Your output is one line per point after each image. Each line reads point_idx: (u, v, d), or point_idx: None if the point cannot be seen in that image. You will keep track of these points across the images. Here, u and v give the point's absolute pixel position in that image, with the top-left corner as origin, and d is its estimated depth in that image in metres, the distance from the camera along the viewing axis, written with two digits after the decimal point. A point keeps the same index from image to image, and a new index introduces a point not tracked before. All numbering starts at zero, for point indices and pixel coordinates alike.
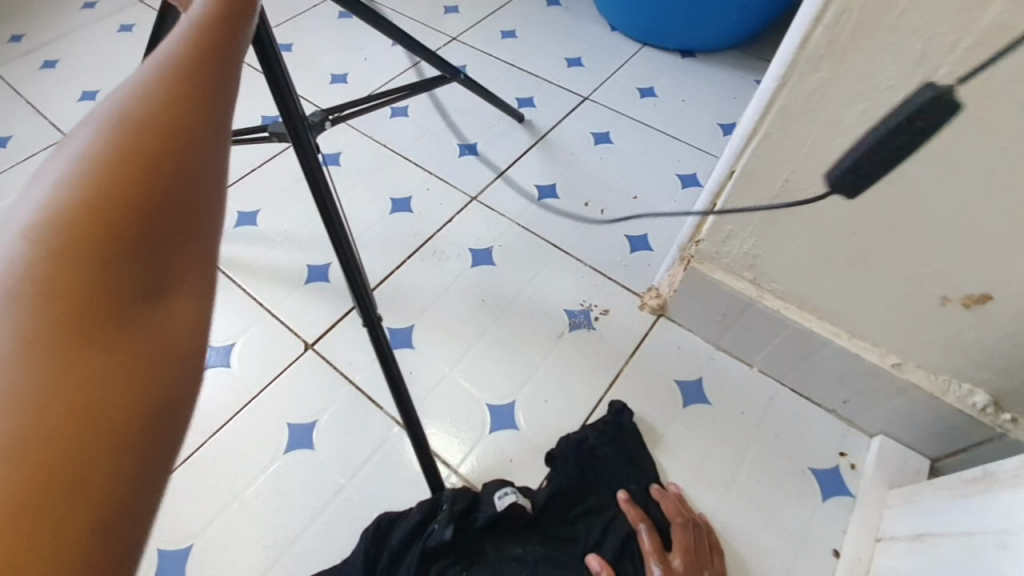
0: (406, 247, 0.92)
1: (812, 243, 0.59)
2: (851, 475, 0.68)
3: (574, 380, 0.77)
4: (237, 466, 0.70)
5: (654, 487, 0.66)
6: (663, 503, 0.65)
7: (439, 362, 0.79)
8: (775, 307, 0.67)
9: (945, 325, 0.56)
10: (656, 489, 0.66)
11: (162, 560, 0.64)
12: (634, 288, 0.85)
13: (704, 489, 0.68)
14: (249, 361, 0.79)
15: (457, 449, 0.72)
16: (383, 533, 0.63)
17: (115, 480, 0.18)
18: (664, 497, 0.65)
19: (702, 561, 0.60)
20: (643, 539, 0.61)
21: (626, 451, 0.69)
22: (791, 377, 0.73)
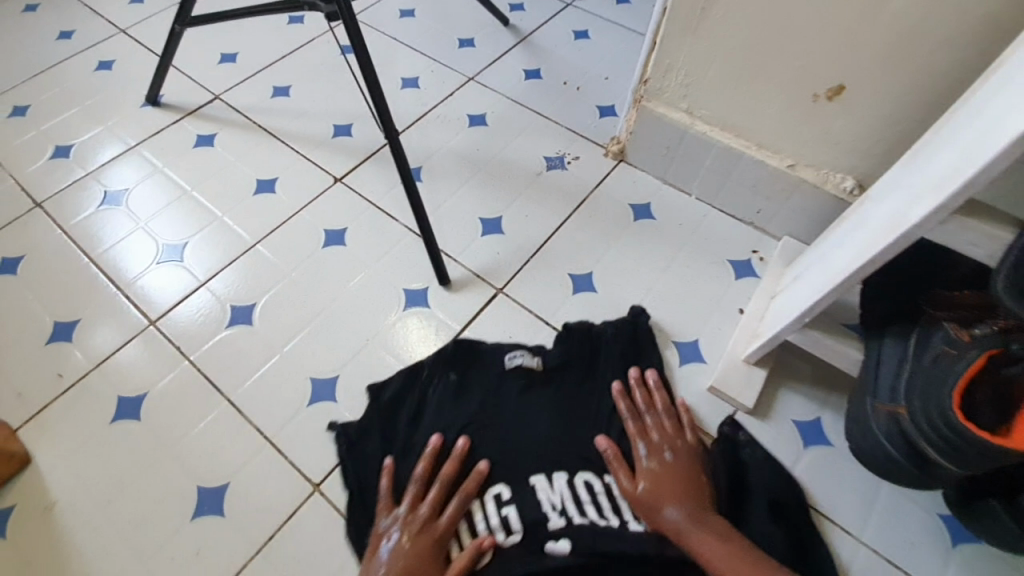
0: (415, 113, 1.10)
1: (724, 65, 0.78)
2: (760, 264, 0.89)
3: (550, 203, 0.96)
4: (285, 257, 0.91)
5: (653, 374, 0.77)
6: (645, 390, 0.76)
7: (442, 190, 0.98)
8: (704, 131, 0.87)
9: (818, 120, 0.76)
10: (634, 373, 0.77)
11: (233, 313, 0.85)
12: (601, 142, 1.05)
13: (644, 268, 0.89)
14: (289, 190, 0.99)
15: (456, 247, 0.91)
16: (389, 411, 0.75)
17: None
18: (645, 385, 0.76)
19: (685, 435, 0.71)
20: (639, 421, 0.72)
21: (625, 348, 0.80)
22: (719, 197, 0.93)
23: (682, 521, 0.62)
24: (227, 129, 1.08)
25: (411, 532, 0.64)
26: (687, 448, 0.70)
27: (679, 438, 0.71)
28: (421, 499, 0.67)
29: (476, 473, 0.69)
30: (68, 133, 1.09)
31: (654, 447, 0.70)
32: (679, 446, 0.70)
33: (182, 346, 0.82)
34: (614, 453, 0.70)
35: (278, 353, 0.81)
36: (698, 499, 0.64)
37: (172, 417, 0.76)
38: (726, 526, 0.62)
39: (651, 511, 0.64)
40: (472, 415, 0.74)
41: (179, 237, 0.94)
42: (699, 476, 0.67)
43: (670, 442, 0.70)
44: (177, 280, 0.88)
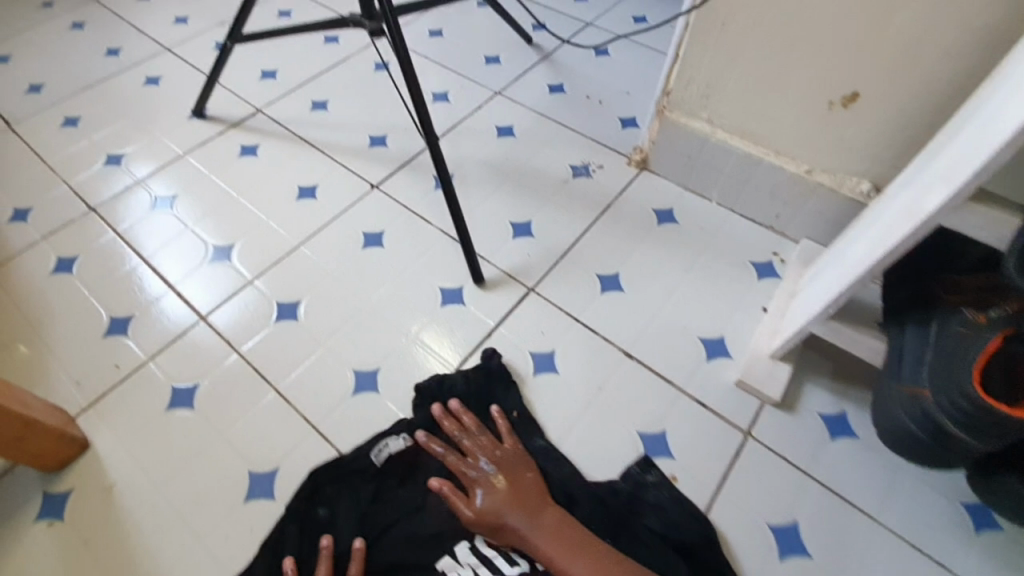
0: (445, 126, 1.16)
1: (744, 76, 0.83)
2: (780, 265, 0.92)
3: (576, 208, 1.01)
4: (325, 258, 0.95)
5: (437, 408, 0.77)
6: (454, 419, 0.76)
7: (474, 197, 1.03)
8: (724, 139, 0.92)
9: (834, 126, 0.80)
10: (438, 409, 0.77)
11: (279, 309, 0.90)
12: (624, 151, 1.10)
13: (669, 267, 0.92)
14: (329, 196, 1.04)
15: (488, 248, 0.95)
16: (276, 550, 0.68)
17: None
18: (452, 413, 0.77)
19: (496, 450, 0.73)
20: (447, 456, 0.73)
21: (504, 403, 0.79)
22: (739, 203, 0.98)
23: (545, 545, 0.65)
24: (269, 140, 1.14)
25: None
26: (506, 461, 0.72)
27: (495, 455, 0.72)
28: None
29: (354, 551, 0.67)
30: (120, 144, 1.15)
31: (478, 472, 0.71)
32: (497, 459, 0.72)
33: (230, 339, 0.86)
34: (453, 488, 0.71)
35: (322, 347, 0.85)
36: (537, 515, 0.67)
37: (223, 405, 0.80)
38: (590, 540, 0.66)
39: (504, 535, 0.67)
40: (341, 516, 0.70)
41: (225, 239, 0.99)
42: (533, 483, 0.70)
43: (478, 474, 0.71)
44: (223, 280, 0.93)
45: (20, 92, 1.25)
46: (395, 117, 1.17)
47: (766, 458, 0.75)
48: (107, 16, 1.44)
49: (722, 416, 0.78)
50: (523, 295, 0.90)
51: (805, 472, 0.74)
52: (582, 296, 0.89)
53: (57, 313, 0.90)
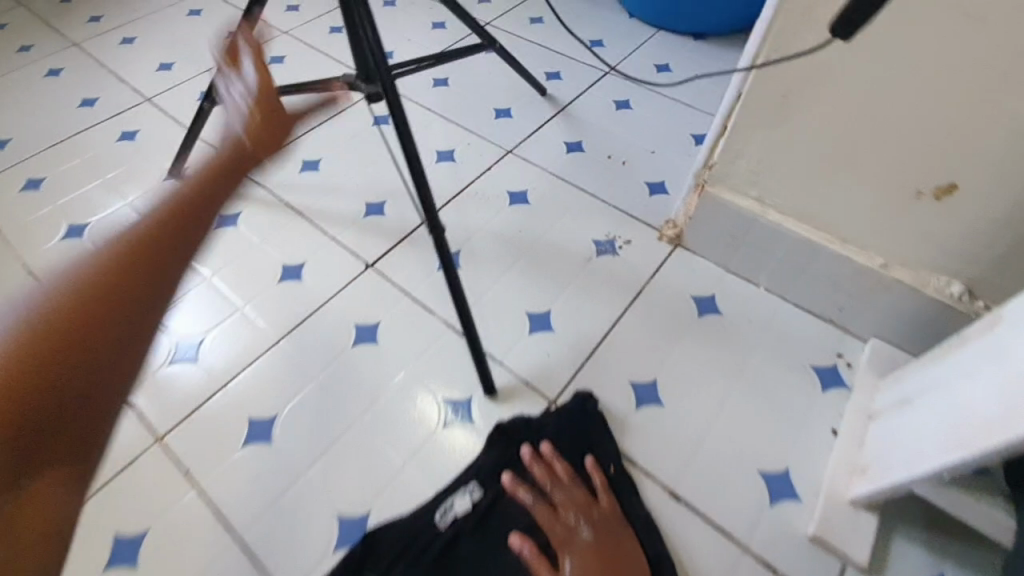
0: (450, 191, 1.03)
1: (808, 155, 0.69)
2: (847, 371, 0.78)
3: (601, 295, 0.87)
4: (310, 357, 0.81)
5: (527, 451, 0.69)
6: (545, 465, 0.69)
7: (485, 279, 0.90)
8: (778, 222, 0.78)
9: (920, 219, 0.66)
10: (528, 451, 0.69)
11: (251, 426, 0.75)
12: (654, 223, 0.96)
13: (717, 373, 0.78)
14: (317, 277, 0.91)
15: (501, 346, 0.81)
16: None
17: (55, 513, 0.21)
18: (544, 459, 0.69)
19: (590, 511, 0.65)
20: (536, 508, 0.66)
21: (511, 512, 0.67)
22: (794, 291, 0.83)
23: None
24: (251, 207, 1.01)
25: None
26: (602, 525, 0.64)
27: (589, 517, 0.64)
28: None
29: None
30: (85, 210, 1.02)
31: (572, 530, 0.64)
32: (594, 519, 0.64)
33: (192, 468, 0.71)
34: (536, 548, 0.63)
35: (302, 478, 0.71)
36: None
37: (180, 559, 0.65)
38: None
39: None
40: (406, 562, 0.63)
41: (195, 331, 0.85)
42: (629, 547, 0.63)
43: (573, 531, 0.64)
44: (187, 385, 0.79)
45: None
46: (395, 181, 1.05)
47: None
48: (84, 62, 1.33)
49: None
50: (542, 410, 0.75)
51: None
52: (614, 411, 0.75)
53: None
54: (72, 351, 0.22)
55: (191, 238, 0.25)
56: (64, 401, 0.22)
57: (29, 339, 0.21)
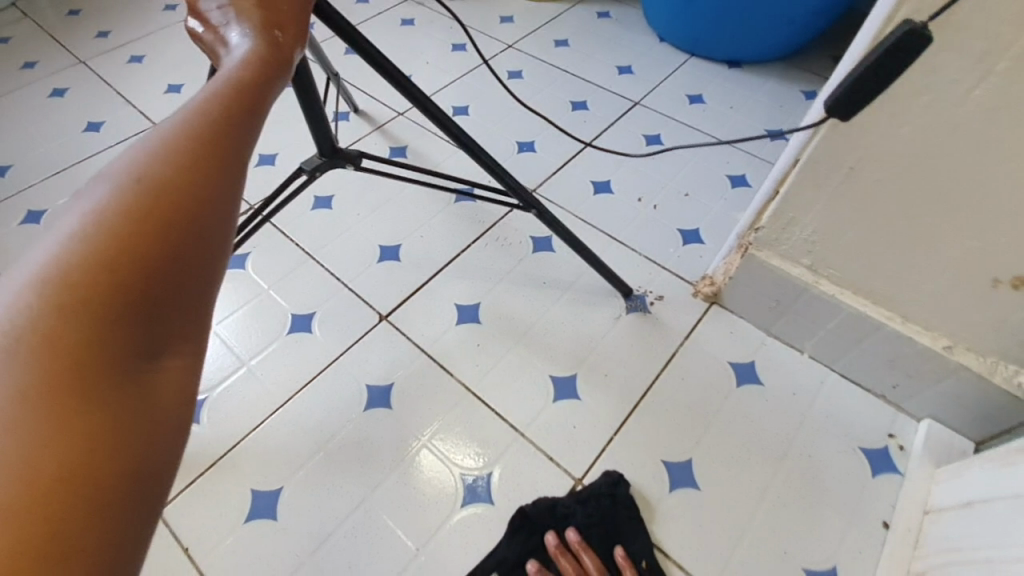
0: (469, 234, 0.97)
1: (871, 231, 0.64)
2: (900, 455, 0.72)
3: (630, 358, 0.81)
4: (318, 420, 0.76)
5: (553, 539, 0.65)
6: (573, 557, 0.64)
7: (505, 336, 0.84)
8: (831, 292, 0.72)
9: (993, 306, 0.60)
10: (554, 539, 0.65)
11: (254, 501, 0.70)
12: (688, 277, 0.90)
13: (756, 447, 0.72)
14: (329, 329, 0.85)
15: (523, 414, 0.76)
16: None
17: (144, 518, 0.21)
18: (570, 548, 0.65)
19: None
20: None
21: None
22: (842, 362, 0.77)
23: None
24: (262, 247, 0.96)
25: None
26: None
27: None
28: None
29: None
30: None
31: None
32: None
33: (191, 548, 0.67)
34: None
35: (309, 561, 0.66)
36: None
37: None
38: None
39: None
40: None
41: (197, 389, 0.80)
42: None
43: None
44: (189, 448, 0.74)
45: None
46: (412, 222, 0.99)
47: None
48: (94, 81, 1.29)
49: None
50: (568, 491, 0.70)
51: None
52: (646, 494, 0.69)
53: None
54: (139, 293, 0.23)
55: (237, 141, 0.28)
56: (141, 379, 0.22)
57: (99, 277, 0.22)
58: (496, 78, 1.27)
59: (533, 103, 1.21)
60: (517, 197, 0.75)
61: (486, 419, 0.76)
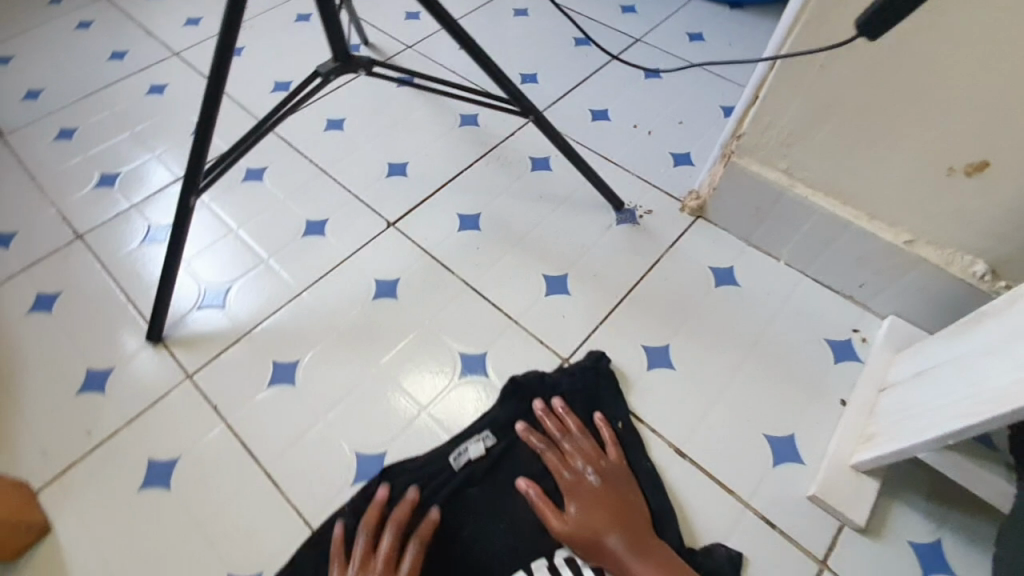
0: (472, 154, 1.03)
1: (840, 130, 0.69)
2: (862, 346, 0.79)
3: (619, 262, 0.88)
4: (331, 309, 0.84)
5: (539, 404, 0.72)
6: (557, 419, 0.71)
7: (503, 242, 0.91)
8: (805, 194, 0.77)
9: (949, 197, 0.66)
10: (541, 404, 0.72)
11: (275, 370, 0.78)
12: (676, 194, 0.96)
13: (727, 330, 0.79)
14: (340, 233, 0.92)
15: (518, 307, 0.83)
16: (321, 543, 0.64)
17: None
18: (555, 412, 0.72)
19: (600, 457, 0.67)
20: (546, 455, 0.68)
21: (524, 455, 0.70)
22: (814, 265, 0.83)
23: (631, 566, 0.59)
24: (278, 163, 1.03)
25: None
26: (607, 470, 0.66)
27: (597, 461, 0.67)
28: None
29: (425, 525, 0.64)
30: (115, 160, 1.05)
31: (578, 473, 0.66)
32: (603, 467, 0.66)
33: (219, 406, 0.75)
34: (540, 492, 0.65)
35: (323, 419, 0.74)
36: (636, 531, 0.61)
37: (206, 488, 0.68)
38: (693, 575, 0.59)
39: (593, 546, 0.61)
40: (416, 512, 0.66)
41: (221, 281, 0.88)
42: (631, 501, 0.64)
43: (578, 480, 0.65)
44: (216, 329, 0.82)
45: (13, 98, 1.15)
46: (419, 143, 1.05)
47: None
48: (114, 13, 1.34)
49: (794, 538, 0.65)
50: (555, 368, 0.77)
51: None
52: (627, 373, 0.76)
53: (29, 362, 0.79)
54: None
55: None
56: None
57: None
58: (502, 15, 1.31)
59: (537, 39, 1.25)
60: (516, 104, 0.80)
61: (484, 311, 0.83)
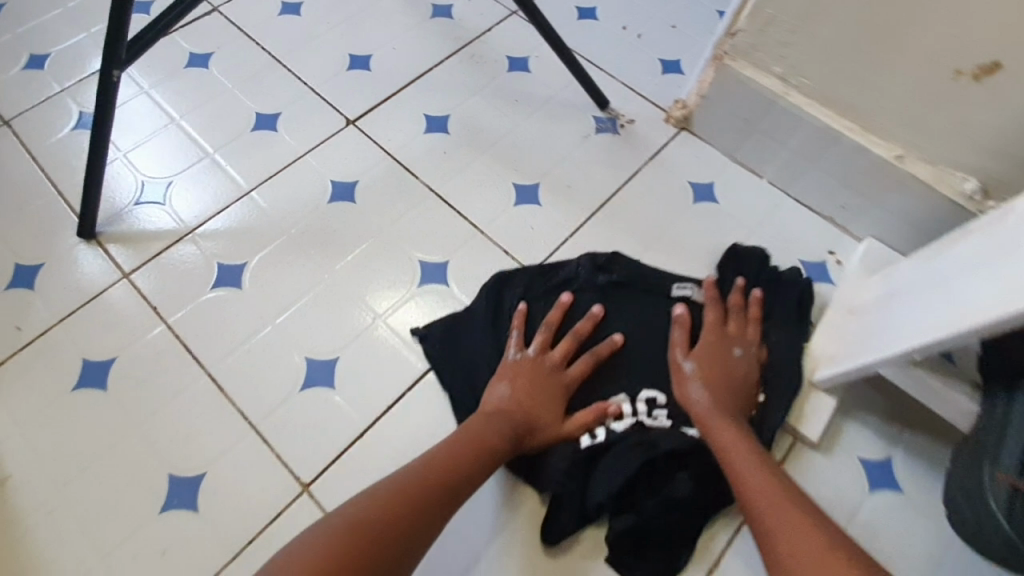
0: (443, 49, 0.93)
1: (844, 25, 0.62)
2: (836, 269, 0.76)
3: (594, 174, 0.82)
4: (282, 210, 0.78)
5: (595, 308, 0.69)
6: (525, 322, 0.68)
7: (472, 147, 0.84)
8: (797, 103, 0.71)
9: (953, 104, 0.61)
10: (565, 300, 0.69)
11: (220, 271, 0.73)
12: (661, 104, 0.88)
13: (761, 383, 0.66)
14: (295, 129, 0.84)
15: (484, 216, 0.78)
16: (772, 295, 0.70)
17: None
18: (557, 317, 0.68)
19: (551, 378, 0.65)
20: (539, 334, 0.67)
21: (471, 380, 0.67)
22: (798, 185, 0.79)
23: (453, 460, 0.57)
24: (225, 50, 0.92)
25: (505, 408, 0.62)
26: (547, 406, 0.63)
27: (541, 379, 0.64)
28: (573, 366, 0.66)
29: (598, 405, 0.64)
30: (39, 38, 0.93)
31: (521, 365, 0.65)
32: (541, 393, 0.64)
33: (158, 306, 0.70)
34: (532, 392, 0.63)
35: (270, 324, 0.70)
36: (822, 559, 0.48)
37: (146, 389, 0.65)
38: (404, 537, 0.49)
39: (706, 424, 0.61)
40: (661, 369, 0.68)
41: (163, 175, 0.81)
42: (799, 522, 0.52)
43: (531, 364, 0.65)
44: (157, 226, 0.76)
45: None
46: (385, 34, 0.95)
47: None
48: None
49: None
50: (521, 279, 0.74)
51: None
52: None
53: None
54: None
55: None
56: None
57: None
58: None
59: None
60: None
61: (448, 219, 0.78)
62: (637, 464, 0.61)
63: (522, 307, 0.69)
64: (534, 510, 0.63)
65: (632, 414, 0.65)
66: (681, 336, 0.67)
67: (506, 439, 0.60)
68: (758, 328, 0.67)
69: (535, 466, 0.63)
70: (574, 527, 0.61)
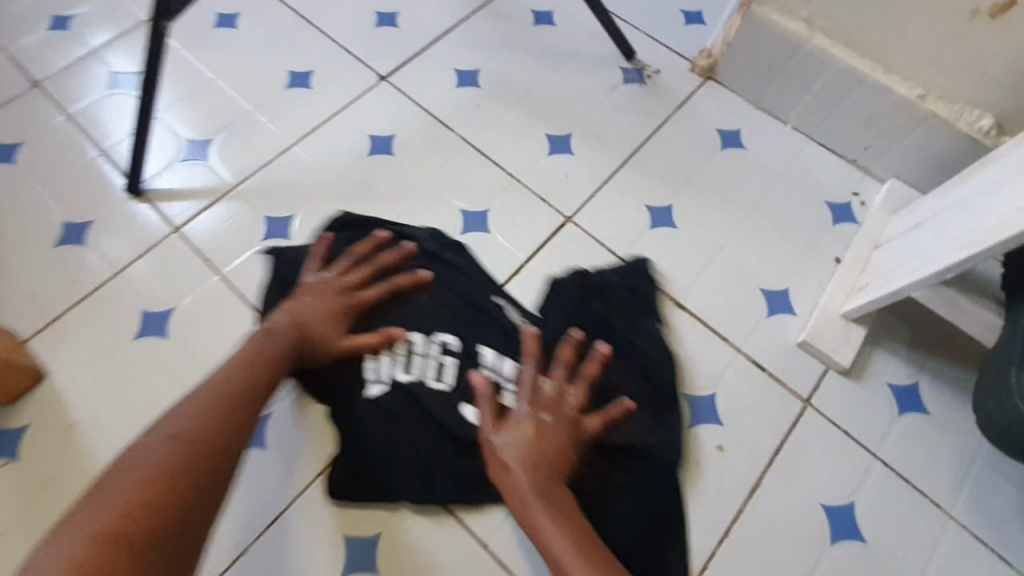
0: (469, 6, 0.94)
1: None
2: (860, 209, 0.78)
3: (623, 123, 0.84)
4: (320, 165, 0.79)
5: (407, 245, 0.69)
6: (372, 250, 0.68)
7: (503, 100, 0.85)
8: (823, 46, 0.74)
9: (974, 40, 0.64)
10: (406, 249, 0.68)
11: (268, 225, 0.75)
12: (686, 55, 0.90)
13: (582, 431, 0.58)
14: (327, 86, 0.86)
15: (520, 166, 0.80)
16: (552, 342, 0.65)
17: None
18: (376, 244, 0.68)
19: (347, 299, 0.64)
20: (352, 252, 0.67)
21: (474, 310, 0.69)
22: (822, 129, 0.81)
23: (238, 392, 0.52)
24: (254, 10, 0.92)
25: (282, 320, 0.61)
26: (324, 322, 0.62)
27: (339, 297, 0.63)
28: (369, 291, 0.65)
29: (392, 333, 0.64)
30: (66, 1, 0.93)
31: (320, 284, 0.64)
32: (330, 311, 0.62)
33: (210, 258, 0.72)
34: (334, 319, 0.62)
35: None
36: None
37: (206, 335, 0.68)
38: (182, 527, 0.41)
39: (500, 475, 0.56)
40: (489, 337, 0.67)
41: (202, 132, 0.82)
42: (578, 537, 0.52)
43: (329, 284, 0.64)
44: (200, 181, 0.78)
45: None
46: None
47: (826, 430, 0.66)
48: None
49: (781, 379, 0.68)
50: (557, 225, 0.76)
51: (868, 451, 0.65)
52: (630, 233, 0.76)
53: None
54: None
55: None
56: None
57: None
58: None
59: None
60: None
61: (484, 170, 0.80)
62: (433, 437, 0.62)
63: (384, 235, 0.69)
64: (318, 435, 0.64)
65: (422, 355, 0.65)
66: (485, 408, 0.59)
67: (281, 360, 0.57)
68: (586, 387, 0.60)
69: (351, 413, 0.63)
70: (365, 471, 0.62)
